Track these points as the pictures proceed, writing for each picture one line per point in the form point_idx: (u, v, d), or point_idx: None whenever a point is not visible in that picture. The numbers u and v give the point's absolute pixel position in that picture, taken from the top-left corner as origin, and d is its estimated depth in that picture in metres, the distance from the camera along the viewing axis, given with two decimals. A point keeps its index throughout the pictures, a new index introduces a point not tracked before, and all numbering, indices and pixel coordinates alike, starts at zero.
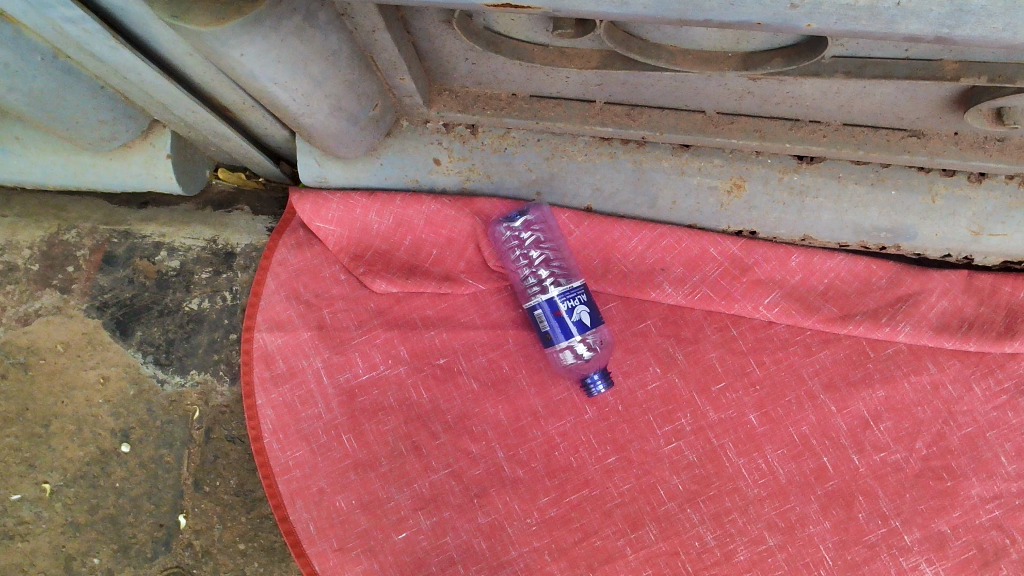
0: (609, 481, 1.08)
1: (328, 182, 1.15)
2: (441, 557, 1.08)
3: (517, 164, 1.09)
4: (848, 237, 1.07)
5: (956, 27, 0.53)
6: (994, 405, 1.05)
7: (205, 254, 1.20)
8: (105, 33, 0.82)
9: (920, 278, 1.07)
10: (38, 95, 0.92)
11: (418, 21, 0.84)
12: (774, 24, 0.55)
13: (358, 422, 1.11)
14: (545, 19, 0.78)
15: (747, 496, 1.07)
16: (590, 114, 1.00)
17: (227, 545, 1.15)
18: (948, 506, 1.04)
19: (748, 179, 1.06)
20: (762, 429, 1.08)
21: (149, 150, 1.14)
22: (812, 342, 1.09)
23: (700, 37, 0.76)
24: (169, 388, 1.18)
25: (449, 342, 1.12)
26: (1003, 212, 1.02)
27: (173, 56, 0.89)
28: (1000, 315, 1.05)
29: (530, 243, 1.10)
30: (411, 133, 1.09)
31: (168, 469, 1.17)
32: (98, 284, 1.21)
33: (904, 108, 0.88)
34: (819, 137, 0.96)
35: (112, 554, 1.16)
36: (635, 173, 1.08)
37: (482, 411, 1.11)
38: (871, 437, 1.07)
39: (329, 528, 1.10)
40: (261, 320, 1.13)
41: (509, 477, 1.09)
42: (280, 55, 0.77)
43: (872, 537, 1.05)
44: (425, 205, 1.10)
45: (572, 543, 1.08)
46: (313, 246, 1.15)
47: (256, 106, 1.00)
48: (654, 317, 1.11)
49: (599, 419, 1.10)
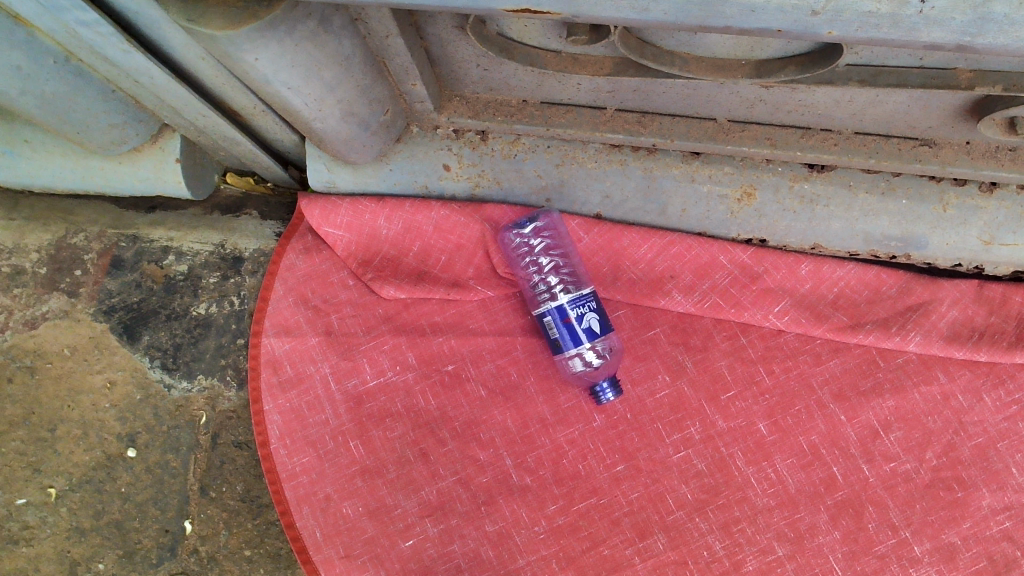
0: (617, 490, 1.08)
1: (337, 187, 1.15)
2: (448, 565, 1.08)
3: (527, 170, 1.09)
4: (859, 246, 1.07)
5: (978, 36, 0.53)
6: (1005, 416, 1.05)
7: (213, 259, 1.20)
8: (118, 36, 0.82)
9: (930, 287, 1.06)
10: (50, 98, 0.92)
11: (431, 26, 0.84)
12: (795, 31, 0.55)
13: (365, 428, 1.11)
14: (559, 26, 0.78)
15: (756, 506, 1.06)
16: (601, 121, 1.01)
17: (232, 552, 1.14)
18: (958, 518, 1.04)
19: (758, 187, 1.06)
20: (771, 439, 1.07)
21: (158, 154, 1.14)
22: (822, 351, 1.08)
23: (714, 44, 0.76)
24: (176, 393, 1.18)
25: (457, 349, 1.12)
26: (1015, 221, 1.01)
27: (185, 60, 0.89)
28: (1011, 325, 1.05)
29: (541, 249, 1.11)
30: (421, 138, 1.10)
31: (174, 475, 1.16)
32: (106, 288, 1.21)
33: (916, 116, 0.88)
34: (830, 145, 0.96)
35: (117, 560, 1.15)
36: (645, 180, 1.08)
37: (490, 418, 1.10)
38: (881, 447, 1.06)
39: (335, 535, 1.09)
40: (269, 325, 1.13)
41: (517, 485, 1.09)
42: (294, 59, 0.77)
43: (882, 548, 1.04)
44: (435, 211, 1.10)
45: (580, 552, 1.07)
46: (321, 251, 1.15)
47: (267, 110, 1.00)
48: (662, 325, 1.11)
49: (607, 427, 1.09)
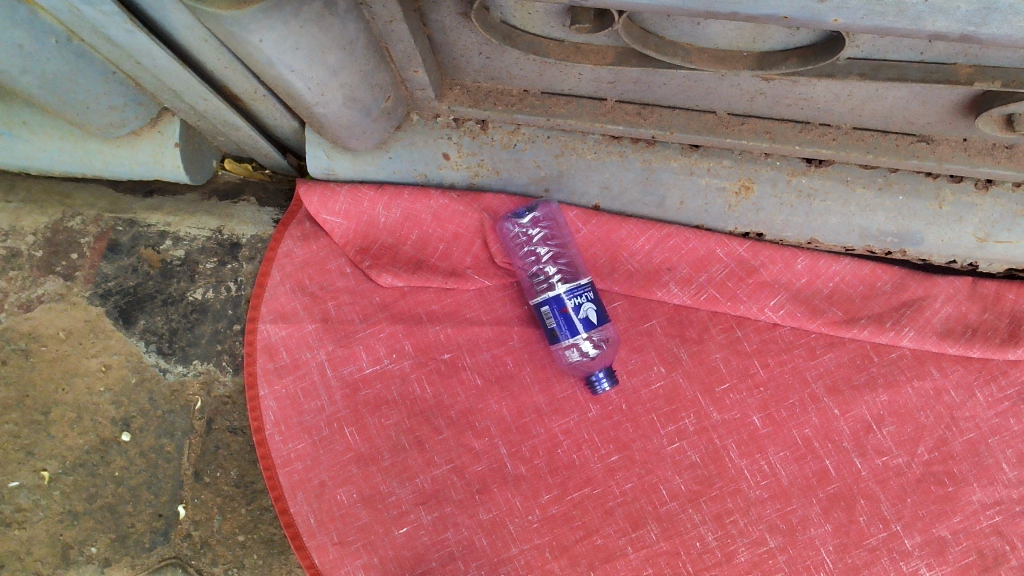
0: (611, 480, 1.08)
1: (336, 174, 1.15)
2: (441, 552, 1.08)
3: (526, 160, 1.10)
4: (855, 241, 1.08)
5: (982, 25, 0.53)
6: (996, 411, 1.05)
7: (210, 245, 1.20)
8: (122, 15, 0.81)
9: (925, 284, 1.07)
10: (50, 78, 0.92)
11: (434, 13, 0.85)
12: (801, 18, 0.56)
13: (361, 415, 1.11)
14: (563, 13, 0.79)
15: (749, 498, 1.07)
16: (601, 112, 1.01)
17: (226, 537, 1.14)
18: (948, 512, 1.04)
19: (756, 180, 1.06)
20: (765, 431, 1.08)
21: (158, 138, 1.13)
22: (816, 345, 1.09)
23: (717, 35, 0.76)
24: (171, 377, 1.17)
25: (454, 337, 1.12)
26: (1008, 219, 1.02)
27: (187, 42, 0.89)
28: (1004, 322, 1.06)
29: (539, 239, 1.11)
30: (421, 126, 1.10)
31: (168, 459, 1.16)
32: (102, 272, 1.21)
33: (915, 112, 0.88)
34: (829, 140, 0.97)
35: (110, 544, 1.15)
36: (644, 171, 1.08)
37: (485, 407, 1.11)
38: (873, 441, 1.07)
39: (329, 521, 1.09)
40: (266, 310, 1.13)
41: (511, 474, 1.09)
42: (299, 42, 0.77)
43: (873, 541, 1.05)
44: (433, 200, 1.10)
45: (573, 541, 1.07)
46: (319, 238, 1.15)
47: (268, 95, 1.00)
48: (658, 316, 1.11)
49: (602, 417, 1.10)
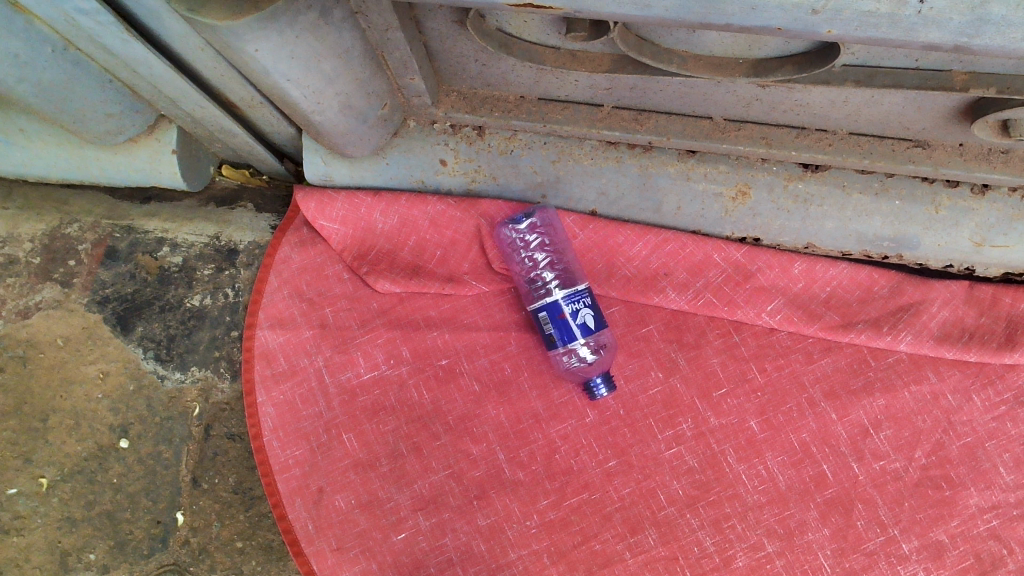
0: (609, 485, 1.08)
1: (334, 180, 1.15)
2: (440, 558, 1.08)
3: (523, 166, 1.10)
4: (851, 245, 1.08)
5: (975, 36, 0.53)
6: (993, 415, 1.06)
7: (208, 251, 1.20)
8: (118, 24, 0.82)
9: (922, 288, 1.07)
10: (47, 86, 0.91)
11: (430, 21, 0.85)
12: (794, 29, 0.56)
13: (358, 421, 1.11)
14: (558, 22, 0.79)
15: (747, 503, 1.07)
16: (597, 118, 1.01)
17: (224, 543, 1.14)
18: (945, 516, 1.04)
19: (753, 185, 1.07)
20: (762, 436, 1.08)
21: (154, 145, 1.13)
22: (813, 350, 1.09)
23: (712, 42, 0.76)
24: (170, 384, 1.17)
25: (451, 343, 1.12)
26: (1004, 224, 1.02)
27: (182, 50, 0.89)
28: (1001, 326, 1.06)
29: (536, 245, 1.10)
30: (417, 133, 1.10)
31: (167, 466, 1.16)
32: (100, 279, 1.21)
33: (910, 117, 0.88)
34: (825, 146, 0.97)
35: (109, 551, 1.15)
36: (641, 177, 1.09)
37: (483, 413, 1.11)
38: (871, 445, 1.07)
39: (327, 528, 1.09)
40: (263, 317, 1.13)
41: (509, 479, 1.09)
42: (294, 51, 0.77)
43: (871, 545, 1.05)
44: (431, 206, 1.11)
45: (571, 546, 1.07)
46: (316, 245, 1.15)
47: (264, 102, 1.00)
48: (656, 321, 1.11)
49: (600, 422, 1.10)
